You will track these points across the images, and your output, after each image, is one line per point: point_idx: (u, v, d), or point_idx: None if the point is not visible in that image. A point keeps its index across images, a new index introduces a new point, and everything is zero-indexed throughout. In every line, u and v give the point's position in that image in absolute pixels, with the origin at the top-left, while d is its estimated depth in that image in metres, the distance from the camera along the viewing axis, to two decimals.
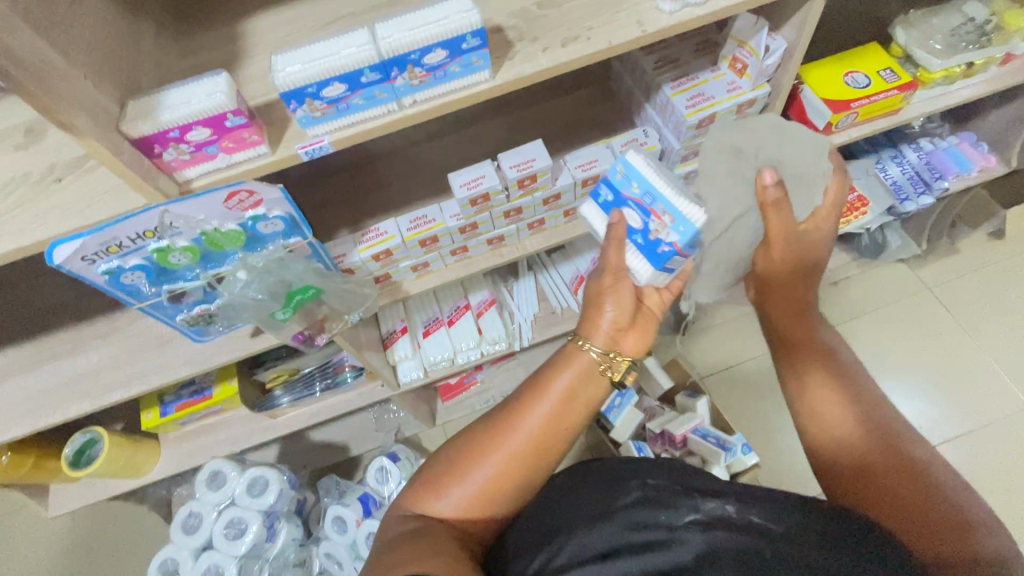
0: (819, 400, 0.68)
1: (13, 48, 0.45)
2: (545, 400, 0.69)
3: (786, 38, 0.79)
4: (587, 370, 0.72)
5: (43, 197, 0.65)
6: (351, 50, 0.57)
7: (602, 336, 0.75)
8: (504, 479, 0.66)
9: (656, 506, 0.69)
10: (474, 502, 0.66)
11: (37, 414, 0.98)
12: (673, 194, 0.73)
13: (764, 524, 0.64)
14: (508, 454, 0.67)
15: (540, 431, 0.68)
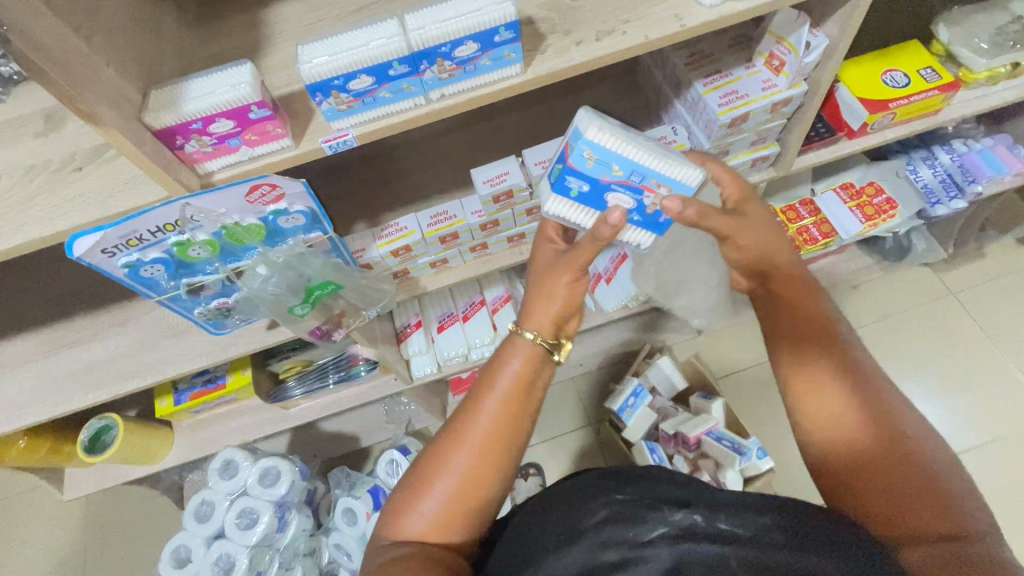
0: (808, 397, 0.65)
1: (38, 36, 0.43)
2: (495, 394, 0.66)
3: (828, 34, 0.75)
4: (539, 353, 0.67)
5: (65, 185, 0.64)
6: (380, 41, 0.55)
7: (541, 315, 0.68)
8: (475, 481, 0.63)
9: (623, 521, 0.62)
10: (450, 513, 0.63)
11: (54, 401, 0.98)
12: (658, 161, 0.66)
13: (732, 531, 0.59)
14: (470, 456, 0.63)
15: (496, 426, 0.64)
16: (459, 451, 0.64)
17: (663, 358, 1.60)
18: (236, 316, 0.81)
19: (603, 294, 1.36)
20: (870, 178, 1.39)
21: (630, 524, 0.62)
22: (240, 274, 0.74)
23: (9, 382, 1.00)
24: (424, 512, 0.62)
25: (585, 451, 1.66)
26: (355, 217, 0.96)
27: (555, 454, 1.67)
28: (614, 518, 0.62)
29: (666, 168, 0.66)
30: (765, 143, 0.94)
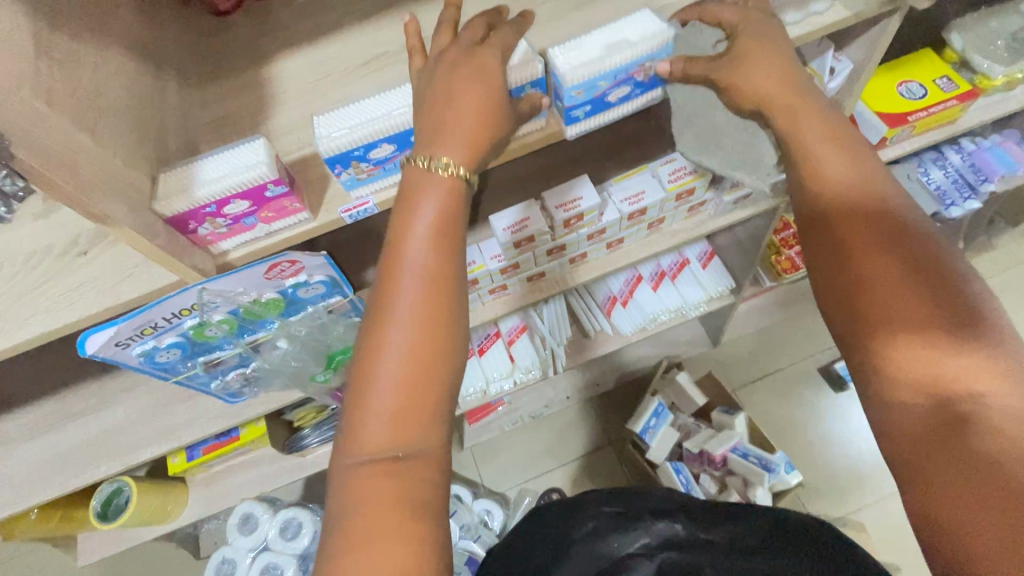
0: (881, 305, 0.45)
1: (41, 142, 0.40)
2: (411, 263, 0.47)
3: (852, 58, 0.74)
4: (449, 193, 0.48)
5: (70, 272, 0.59)
6: (401, 110, 0.54)
7: (452, 138, 0.49)
8: (422, 377, 0.45)
9: (608, 532, 0.67)
10: (398, 427, 0.44)
11: (61, 476, 0.90)
12: (632, 47, 0.59)
13: (709, 538, 0.63)
14: (404, 348, 0.45)
15: (424, 296, 0.47)
16: (388, 339, 0.45)
17: (681, 374, 1.55)
18: (253, 385, 0.79)
19: (620, 317, 1.33)
20: None
21: (613, 536, 0.67)
22: (257, 346, 0.73)
23: (10, 460, 0.90)
24: (364, 439, 0.44)
25: (607, 472, 1.62)
26: (368, 265, 0.92)
27: (578, 479, 1.62)
28: (599, 530, 0.68)
29: (639, 50, 0.59)
30: None
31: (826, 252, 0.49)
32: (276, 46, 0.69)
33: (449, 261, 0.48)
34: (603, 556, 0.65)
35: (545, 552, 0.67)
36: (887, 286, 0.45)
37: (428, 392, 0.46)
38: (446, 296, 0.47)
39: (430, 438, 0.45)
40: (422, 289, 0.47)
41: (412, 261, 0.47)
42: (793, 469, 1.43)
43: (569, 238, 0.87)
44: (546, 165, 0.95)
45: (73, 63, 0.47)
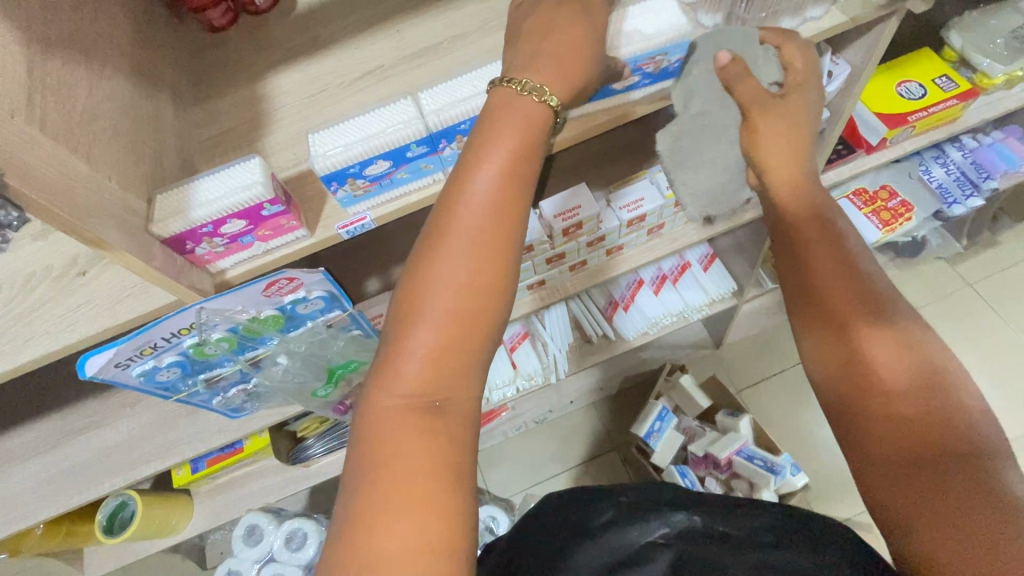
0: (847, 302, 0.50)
1: (35, 170, 0.41)
2: (477, 199, 0.46)
3: (850, 62, 0.74)
4: (523, 129, 0.48)
5: (70, 293, 0.59)
6: (396, 127, 0.54)
7: (543, 75, 0.49)
8: (472, 318, 0.45)
9: (627, 521, 0.60)
10: (439, 371, 0.45)
11: (67, 492, 0.89)
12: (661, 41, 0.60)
13: (727, 532, 0.57)
14: (458, 284, 0.45)
15: (487, 235, 0.46)
16: (445, 272, 0.45)
17: (686, 377, 1.54)
18: (255, 400, 0.79)
19: (623, 322, 1.32)
20: (883, 181, 1.34)
21: (631, 524, 0.59)
22: (257, 362, 0.72)
23: (16, 476, 0.91)
24: (406, 376, 0.44)
25: (612, 477, 1.61)
26: (367, 276, 0.92)
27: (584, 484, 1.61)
28: (617, 520, 0.60)
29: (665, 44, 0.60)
30: None
31: (802, 278, 0.53)
32: (271, 63, 0.69)
33: (516, 198, 0.47)
34: (619, 547, 0.57)
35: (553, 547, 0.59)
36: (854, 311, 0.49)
37: (476, 337, 0.46)
38: (509, 239, 0.47)
39: (467, 387, 0.46)
40: (486, 229, 0.46)
41: (479, 198, 0.46)
42: (799, 471, 1.42)
43: (569, 247, 0.87)
44: (544, 172, 0.95)
45: (69, 88, 0.47)
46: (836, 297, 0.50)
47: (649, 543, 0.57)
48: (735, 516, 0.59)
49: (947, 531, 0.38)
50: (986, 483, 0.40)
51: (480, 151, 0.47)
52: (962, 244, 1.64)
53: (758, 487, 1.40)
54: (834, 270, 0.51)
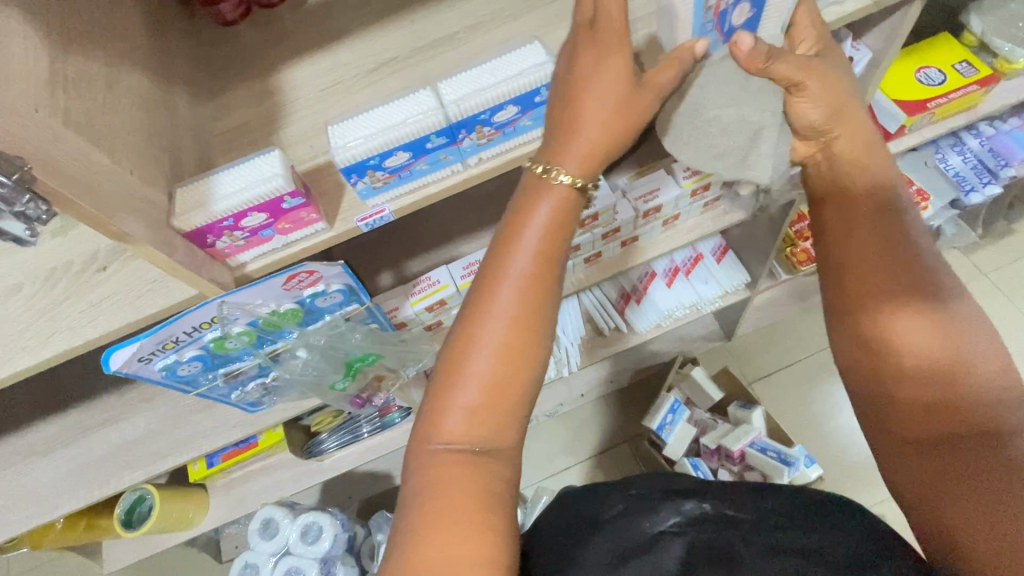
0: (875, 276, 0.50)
1: (61, 164, 0.41)
2: (518, 270, 0.47)
3: (871, 48, 0.73)
4: (568, 198, 0.49)
5: (91, 288, 0.59)
6: (416, 117, 0.53)
7: (574, 151, 0.49)
8: (515, 379, 0.46)
9: (638, 512, 0.59)
10: (479, 424, 0.45)
11: (88, 486, 0.90)
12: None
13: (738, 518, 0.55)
14: (498, 347, 0.46)
15: (527, 304, 0.46)
16: (486, 336, 0.46)
17: (697, 369, 1.53)
18: (273, 394, 0.80)
19: (635, 314, 1.32)
20: None
21: (645, 514, 0.58)
22: (276, 356, 0.72)
23: (37, 472, 0.91)
24: (450, 428, 0.45)
25: (624, 470, 1.61)
26: (381, 270, 0.92)
27: (595, 476, 1.61)
28: (629, 511, 0.60)
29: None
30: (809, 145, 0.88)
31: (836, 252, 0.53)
32: (286, 55, 0.69)
33: (554, 271, 0.48)
34: (633, 535, 0.56)
35: (569, 537, 0.59)
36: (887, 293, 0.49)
37: (516, 393, 0.46)
38: (547, 309, 0.47)
39: (507, 437, 0.46)
40: (525, 298, 0.46)
41: (519, 269, 0.47)
42: (813, 463, 1.42)
43: (585, 238, 0.86)
44: None
45: (89, 83, 0.47)
46: (861, 280, 0.51)
47: (659, 531, 0.56)
48: (743, 502, 0.59)
49: (964, 505, 0.41)
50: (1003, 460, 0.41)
51: (527, 214, 0.48)
52: (977, 233, 1.61)
53: (771, 479, 1.40)
54: (864, 253, 0.51)
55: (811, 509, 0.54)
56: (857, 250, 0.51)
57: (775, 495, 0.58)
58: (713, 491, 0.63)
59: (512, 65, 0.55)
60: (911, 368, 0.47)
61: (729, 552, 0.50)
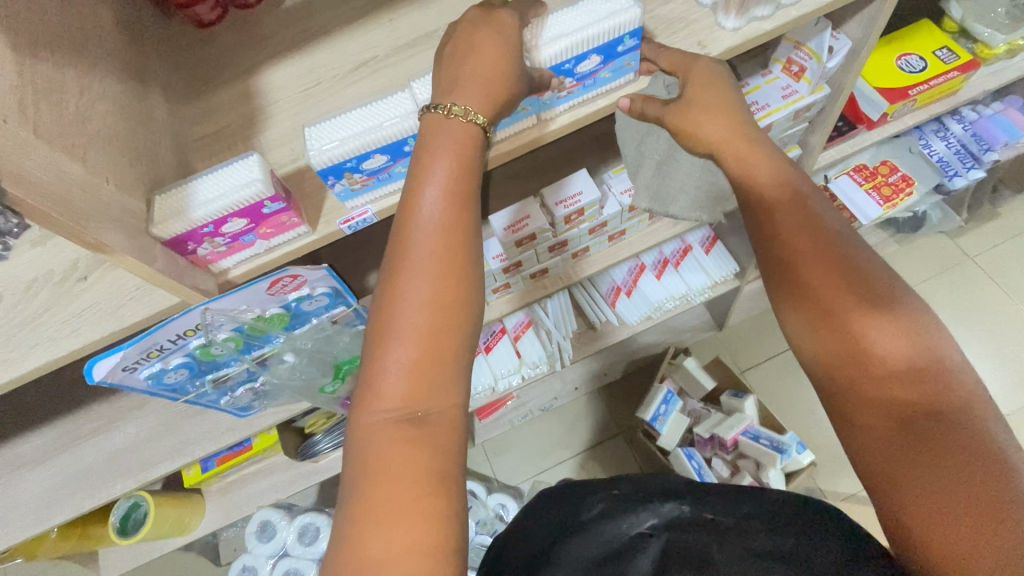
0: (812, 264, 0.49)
1: (32, 175, 0.40)
2: (427, 220, 0.47)
3: (851, 36, 0.72)
4: (461, 147, 0.49)
5: (73, 298, 0.58)
6: (393, 120, 0.54)
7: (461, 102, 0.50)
8: (443, 331, 0.45)
9: (618, 513, 0.62)
10: (416, 383, 0.44)
11: (80, 496, 0.89)
12: (573, 39, 0.55)
13: (715, 519, 0.58)
14: (422, 299, 0.45)
15: (438, 246, 0.47)
16: (407, 293, 0.45)
17: (690, 359, 1.53)
18: (263, 398, 0.80)
19: (625, 307, 1.32)
20: (883, 157, 1.33)
21: (622, 516, 0.61)
22: (263, 361, 0.72)
23: (28, 483, 0.90)
24: (386, 394, 0.44)
25: (618, 461, 1.62)
26: (368, 270, 0.91)
27: (591, 469, 1.62)
28: (610, 510, 0.62)
29: (607, 23, 0.55)
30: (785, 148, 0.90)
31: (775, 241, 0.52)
32: (264, 57, 0.68)
33: (464, 216, 0.48)
34: (613, 535, 0.59)
35: (546, 533, 0.62)
36: (830, 282, 0.49)
37: (448, 346, 0.45)
38: (461, 256, 0.47)
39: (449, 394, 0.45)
40: (439, 244, 0.47)
41: (428, 221, 0.47)
42: (805, 449, 1.43)
43: (572, 234, 0.87)
44: (543, 159, 0.94)
45: (60, 91, 0.46)
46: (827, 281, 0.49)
47: (638, 533, 0.58)
48: (721, 502, 0.60)
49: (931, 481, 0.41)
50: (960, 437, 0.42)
51: (422, 171, 0.48)
52: (963, 217, 1.62)
53: (764, 466, 1.41)
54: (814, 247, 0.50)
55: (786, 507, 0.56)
56: (799, 247, 0.50)
57: (753, 499, 0.59)
58: (694, 490, 0.65)
59: None
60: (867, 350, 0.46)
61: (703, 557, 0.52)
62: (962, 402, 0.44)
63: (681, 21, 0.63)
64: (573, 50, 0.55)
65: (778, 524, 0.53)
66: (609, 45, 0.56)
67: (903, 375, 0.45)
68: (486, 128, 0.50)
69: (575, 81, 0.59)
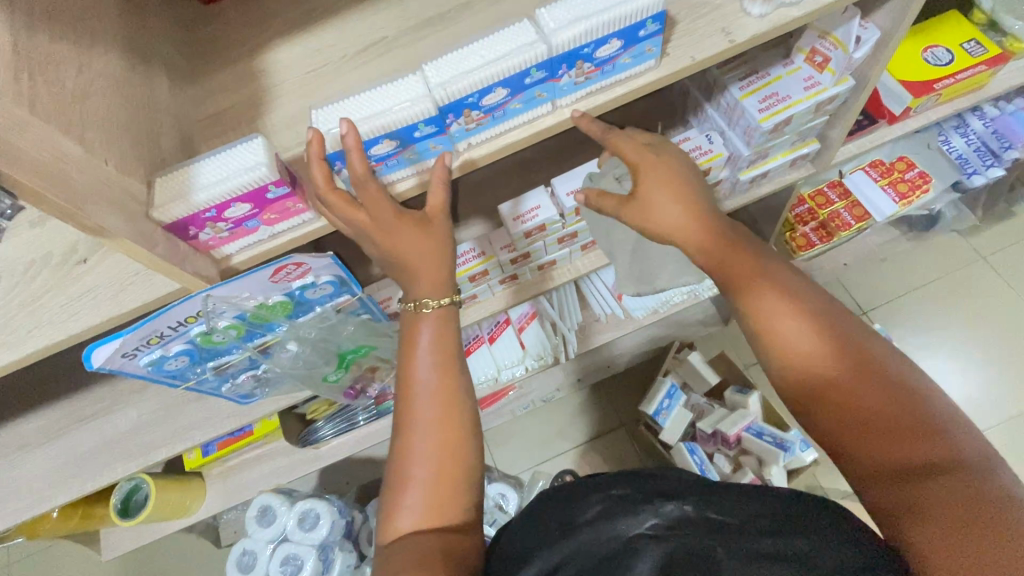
0: (773, 325, 0.59)
1: (27, 154, 0.38)
2: (421, 371, 0.61)
3: (879, 27, 0.70)
4: (441, 322, 0.63)
5: (71, 281, 0.57)
6: (404, 104, 0.53)
7: (424, 285, 0.61)
8: (453, 456, 0.58)
9: (616, 516, 0.58)
10: (437, 506, 0.55)
11: (81, 478, 0.88)
12: (593, 22, 0.53)
13: (720, 520, 0.55)
14: (433, 435, 0.58)
15: (440, 389, 0.60)
16: (417, 434, 0.58)
17: (694, 354, 1.52)
18: (264, 385, 0.79)
19: (631, 301, 1.31)
20: (900, 152, 1.29)
21: (621, 518, 0.58)
22: (266, 349, 0.71)
23: (27, 464, 0.90)
24: (411, 507, 0.55)
25: (619, 454, 1.62)
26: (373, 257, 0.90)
27: (591, 461, 1.62)
28: (606, 513, 0.59)
29: (630, 4, 0.52)
30: (804, 141, 0.88)
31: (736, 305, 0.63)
32: (269, 36, 0.65)
33: (452, 365, 0.62)
34: (609, 540, 0.56)
35: (541, 539, 0.59)
36: (821, 361, 0.56)
37: (456, 466, 0.57)
38: (455, 388, 0.61)
39: (462, 514, 0.56)
40: (439, 390, 0.60)
41: (425, 370, 0.61)
42: (808, 447, 1.42)
43: (581, 226, 0.85)
44: (554, 148, 0.92)
45: (56, 66, 0.44)
46: (800, 351, 0.57)
47: (637, 536, 0.55)
48: (726, 502, 0.58)
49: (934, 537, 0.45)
50: (955, 480, 0.47)
51: (412, 337, 0.62)
52: (977, 217, 1.59)
53: (766, 463, 1.40)
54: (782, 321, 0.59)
55: (792, 511, 0.54)
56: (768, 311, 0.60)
57: (759, 498, 0.57)
58: (697, 489, 0.62)
59: (498, 46, 0.53)
60: (859, 413, 0.53)
61: (710, 565, 0.49)
62: (963, 453, 0.49)
63: (704, 7, 0.61)
64: (592, 33, 0.53)
65: (786, 528, 0.51)
66: (630, 28, 0.54)
67: (899, 433, 0.51)
68: (452, 303, 0.63)
69: (594, 66, 0.57)
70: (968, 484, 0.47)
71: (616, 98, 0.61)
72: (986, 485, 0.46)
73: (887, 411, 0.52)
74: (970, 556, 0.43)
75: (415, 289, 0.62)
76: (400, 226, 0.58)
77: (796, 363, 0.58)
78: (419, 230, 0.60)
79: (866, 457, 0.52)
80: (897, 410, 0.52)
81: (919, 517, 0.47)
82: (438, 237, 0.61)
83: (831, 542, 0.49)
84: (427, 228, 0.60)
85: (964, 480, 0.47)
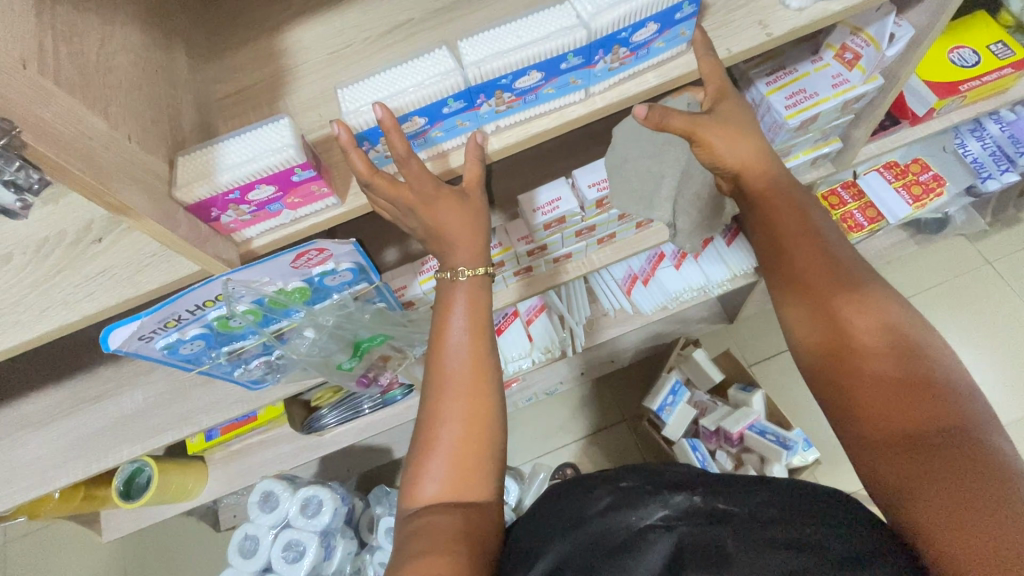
0: (794, 286, 0.60)
1: (52, 127, 0.37)
2: (454, 347, 0.61)
3: (914, 24, 0.68)
4: (473, 296, 0.63)
5: (87, 260, 0.56)
6: (433, 81, 0.52)
7: (462, 254, 0.61)
8: (477, 433, 0.59)
9: (623, 506, 0.58)
10: (458, 482, 0.57)
11: (85, 460, 0.86)
12: (630, 6, 0.51)
13: (727, 508, 0.54)
14: (460, 414, 0.59)
15: (471, 370, 0.61)
16: (446, 411, 0.59)
17: (700, 351, 1.51)
18: (277, 371, 0.78)
19: (640, 296, 1.30)
20: (914, 154, 1.28)
21: (630, 508, 0.56)
22: (281, 335, 0.70)
23: (32, 443, 0.88)
24: (436, 483, 0.57)
25: (621, 448, 1.61)
26: (384, 244, 0.88)
27: (592, 454, 1.62)
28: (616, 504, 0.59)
29: None
30: (826, 140, 0.87)
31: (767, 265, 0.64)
32: (290, 14, 0.64)
33: (483, 339, 0.62)
34: (618, 530, 0.55)
35: (552, 530, 0.58)
36: (838, 328, 0.56)
37: (482, 444, 0.59)
38: (483, 363, 0.61)
39: (483, 491, 0.58)
40: (469, 370, 0.61)
41: (457, 349, 0.61)
42: (811, 446, 1.41)
43: (600, 219, 0.84)
44: (571, 139, 0.91)
45: (81, 37, 0.43)
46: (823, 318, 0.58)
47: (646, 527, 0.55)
48: (732, 491, 0.57)
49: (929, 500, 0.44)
50: (953, 449, 0.46)
51: (445, 314, 0.62)
52: (986, 221, 1.57)
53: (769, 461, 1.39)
54: (803, 286, 0.60)
55: (795, 498, 0.53)
56: (795, 276, 0.61)
57: (764, 485, 0.56)
58: (705, 478, 0.61)
59: (536, 27, 0.52)
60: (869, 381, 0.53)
61: (719, 558, 0.48)
62: (966, 421, 0.48)
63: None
64: (630, 17, 0.52)
65: (793, 515, 0.51)
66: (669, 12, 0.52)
67: (899, 397, 0.51)
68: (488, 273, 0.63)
69: (629, 51, 0.55)
70: (967, 454, 0.45)
71: (649, 90, 0.60)
72: (987, 455, 0.45)
73: (896, 382, 0.51)
74: (958, 516, 0.42)
75: (451, 259, 0.61)
76: (442, 199, 0.57)
77: (816, 326, 0.58)
78: (456, 204, 0.59)
79: (872, 420, 0.51)
80: (904, 382, 0.51)
81: (915, 483, 0.46)
82: (473, 214, 0.60)
83: (831, 526, 0.48)
84: (463, 202, 0.60)
85: (965, 449, 0.45)
